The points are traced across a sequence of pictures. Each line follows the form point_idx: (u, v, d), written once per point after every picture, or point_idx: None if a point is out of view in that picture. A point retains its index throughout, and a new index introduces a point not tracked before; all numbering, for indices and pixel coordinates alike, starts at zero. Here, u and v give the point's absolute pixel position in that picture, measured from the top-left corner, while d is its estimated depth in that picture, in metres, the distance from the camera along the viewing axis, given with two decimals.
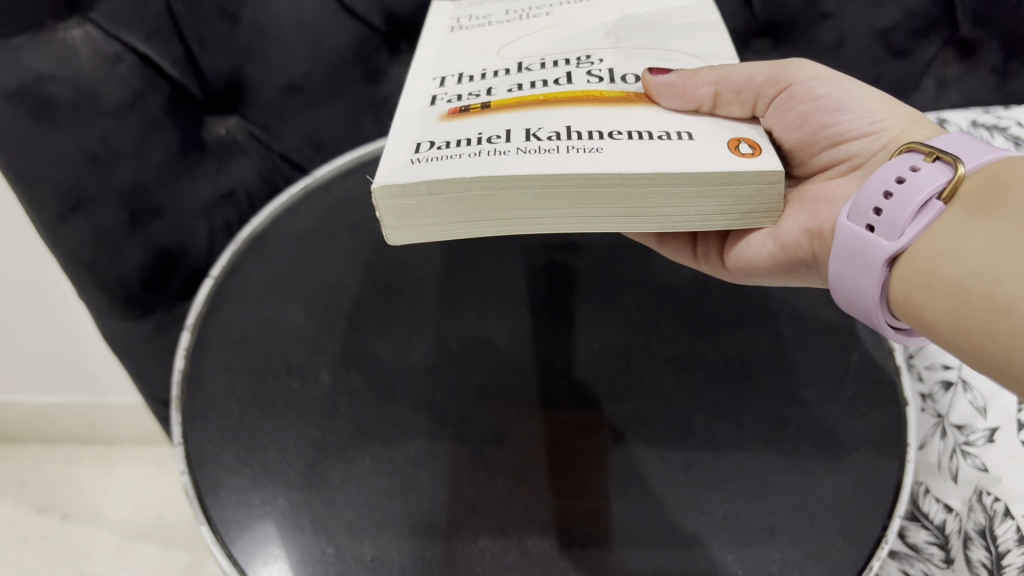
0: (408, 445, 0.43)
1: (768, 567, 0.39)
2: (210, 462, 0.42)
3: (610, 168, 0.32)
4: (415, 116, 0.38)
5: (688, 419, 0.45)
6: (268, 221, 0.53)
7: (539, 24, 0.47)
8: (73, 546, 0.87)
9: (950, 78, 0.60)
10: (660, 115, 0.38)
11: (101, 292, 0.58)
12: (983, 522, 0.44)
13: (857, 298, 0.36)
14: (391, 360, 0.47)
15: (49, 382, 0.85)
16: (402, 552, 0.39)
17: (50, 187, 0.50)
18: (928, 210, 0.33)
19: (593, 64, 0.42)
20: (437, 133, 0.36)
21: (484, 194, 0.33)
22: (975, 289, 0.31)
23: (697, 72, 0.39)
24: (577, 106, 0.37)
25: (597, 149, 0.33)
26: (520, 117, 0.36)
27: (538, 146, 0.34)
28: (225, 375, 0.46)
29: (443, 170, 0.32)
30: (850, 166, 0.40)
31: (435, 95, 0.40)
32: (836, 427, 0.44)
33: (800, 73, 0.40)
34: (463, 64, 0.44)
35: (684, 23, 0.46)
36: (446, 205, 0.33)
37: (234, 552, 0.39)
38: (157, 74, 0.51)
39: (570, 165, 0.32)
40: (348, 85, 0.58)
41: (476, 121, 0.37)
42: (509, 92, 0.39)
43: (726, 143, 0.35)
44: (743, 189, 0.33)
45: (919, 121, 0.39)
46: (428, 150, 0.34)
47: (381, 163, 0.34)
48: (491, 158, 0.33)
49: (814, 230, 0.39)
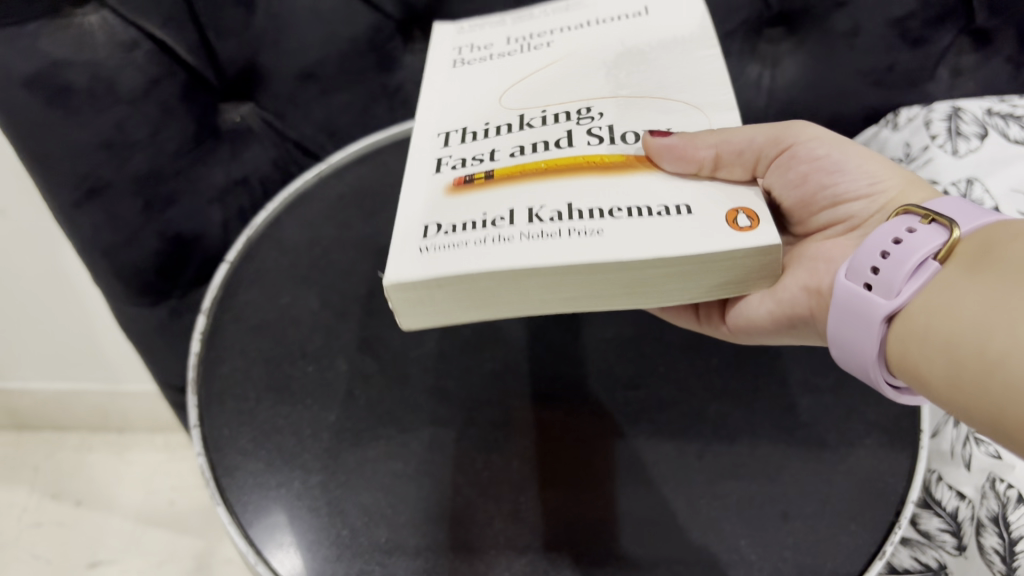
0: (423, 431, 0.43)
1: (781, 552, 0.39)
2: (226, 445, 0.43)
3: (609, 254, 0.32)
4: (420, 191, 0.38)
5: (701, 407, 0.45)
6: (282, 208, 0.53)
7: (539, 60, 0.46)
8: (88, 532, 0.88)
9: (966, 67, 0.59)
10: (662, 183, 0.37)
11: (117, 279, 0.58)
12: (997, 509, 0.44)
13: (856, 355, 0.35)
14: (405, 347, 0.47)
15: (62, 369, 0.85)
16: (418, 536, 0.40)
17: (66, 173, 0.50)
18: (923, 270, 0.33)
19: (593, 120, 0.41)
20: (445, 213, 0.36)
21: (490, 284, 0.33)
22: (967, 343, 0.31)
23: (697, 135, 0.38)
24: (578, 176, 0.37)
25: (597, 232, 0.33)
26: (522, 193, 0.36)
27: (539, 231, 0.33)
28: (241, 359, 0.46)
29: (452, 263, 0.32)
30: (848, 226, 0.40)
31: (440, 159, 0.40)
32: (849, 415, 0.44)
33: (800, 133, 0.40)
34: (465, 118, 0.43)
35: (684, 58, 0.44)
36: (457, 295, 0.33)
37: (249, 534, 0.39)
38: (172, 60, 0.51)
39: (572, 253, 0.32)
40: (362, 75, 0.58)
41: (479, 199, 0.36)
42: (511, 158, 0.39)
43: (725, 212, 0.34)
44: (741, 259, 0.33)
45: (918, 182, 0.39)
46: (436, 236, 0.34)
47: (389, 251, 0.34)
48: (496, 247, 0.33)
49: (813, 288, 0.39)
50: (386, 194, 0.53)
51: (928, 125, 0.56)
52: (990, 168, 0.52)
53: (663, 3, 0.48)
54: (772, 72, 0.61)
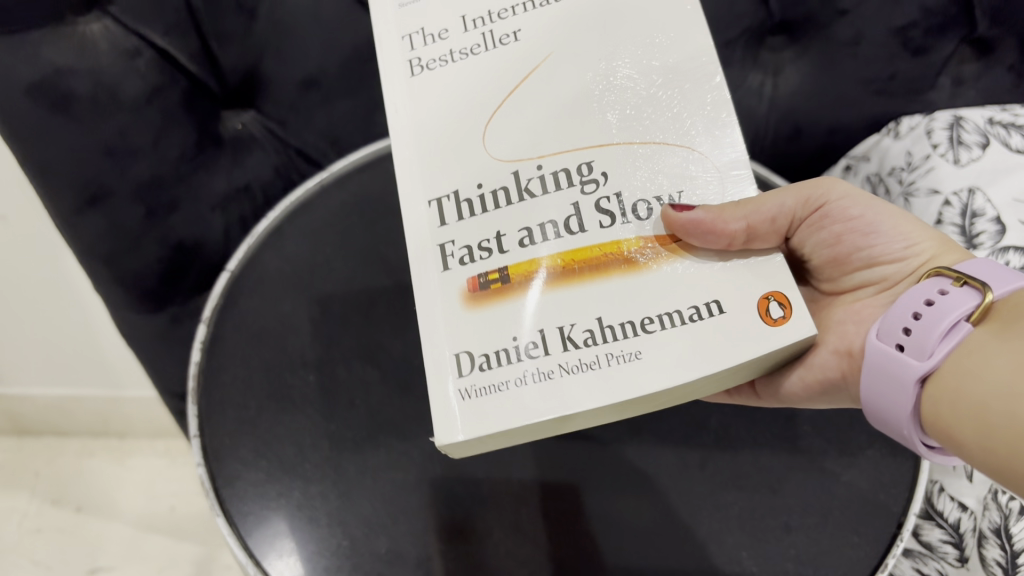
0: (423, 440, 0.43)
1: (782, 563, 0.39)
2: (227, 455, 0.42)
3: (657, 386, 0.32)
4: (437, 302, 0.35)
5: (703, 417, 0.45)
6: (284, 215, 0.52)
7: (513, 70, 0.38)
8: (88, 539, 0.88)
9: (967, 76, 0.59)
10: (694, 273, 0.35)
11: (119, 287, 0.58)
12: (998, 522, 0.44)
13: (890, 420, 0.36)
14: (406, 355, 0.47)
15: (64, 375, 0.85)
16: (418, 546, 0.40)
17: (68, 181, 0.50)
18: (957, 331, 0.33)
19: (596, 174, 0.36)
20: (473, 343, 0.34)
21: (543, 427, 0.33)
22: (999, 407, 0.31)
23: (724, 206, 0.35)
24: (602, 272, 0.35)
25: (636, 355, 0.33)
26: (548, 300, 0.34)
27: (579, 362, 0.33)
28: (242, 369, 0.46)
29: (501, 419, 0.32)
30: (882, 286, 0.40)
31: (441, 248, 0.36)
32: (851, 428, 0.44)
33: (832, 192, 0.40)
34: (442, 168, 0.37)
35: (685, 75, 0.37)
36: (509, 442, 0.33)
37: (249, 544, 0.39)
38: (174, 68, 0.51)
39: (619, 390, 0.32)
40: (363, 82, 0.58)
41: (502, 311, 0.34)
42: (522, 244, 0.35)
43: (756, 304, 0.34)
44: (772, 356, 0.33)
45: (950, 244, 0.39)
46: (474, 379, 0.33)
47: (432, 408, 0.33)
48: (539, 388, 0.32)
49: (843, 350, 0.39)
50: (387, 202, 0.53)
51: (930, 134, 0.55)
52: (991, 177, 0.52)
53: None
54: (774, 81, 0.62)
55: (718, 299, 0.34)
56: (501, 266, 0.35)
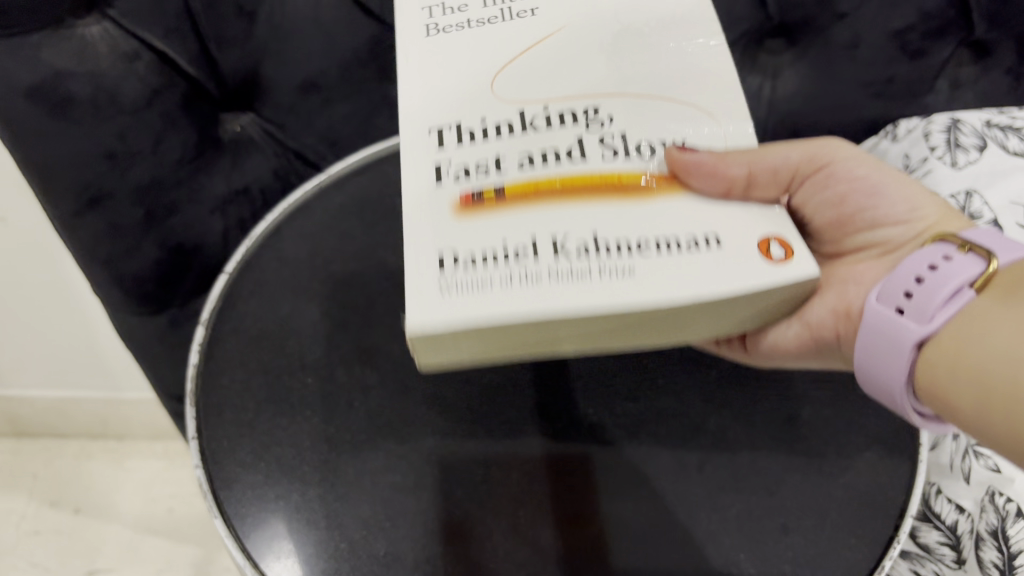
0: (422, 442, 0.43)
1: (780, 566, 0.39)
2: (225, 457, 0.42)
3: (645, 302, 0.32)
4: (427, 207, 0.35)
5: (701, 418, 0.45)
6: (283, 218, 0.52)
7: (526, 34, 0.40)
8: (86, 541, 0.88)
9: (965, 79, 0.59)
10: (692, 208, 0.35)
11: (118, 289, 0.59)
12: (995, 523, 0.44)
13: (881, 383, 0.36)
14: (404, 357, 0.47)
15: (62, 377, 0.85)
16: (416, 548, 0.40)
17: (67, 183, 0.50)
18: (959, 297, 0.34)
19: (601, 120, 0.37)
20: (459, 241, 0.34)
21: (518, 331, 0.32)
22: (999, 375, 0.32)
23: (727, 152, 0.36)
24: (601, 194, 0.35)
25: (629, 270, 0.32)
26: (544, 215, 0.34)
27: (569, 269, 0.32)
28: (241, 371, 0.46)
29: (477, 308, 0.32)
30: (884, 249, 0.41)
31: (438, 166, 0.36)
32: (847, 430, 0.44)
33: (838, 153, 0.42)
34: (449, 106, 0.38)
35: (691, 49, 0.39)
36: (482, 341, 0.33)
37: (248, 547, 0.39)
38: (173, 71, 0.51)
39: (607, 297, 0.32)
40: (362, 84, 0.58)
41: (494, 218, 0.34)
42: (521, 168, 0.36)
43: (757, 242, 0.34)
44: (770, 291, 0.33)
45: (953, 213, 0.40)
46: (455, 271, 0.33)
47: (406, 291, 0.32)
48: (522, 288, 0.32)
49: (842, 311, 0.40)
50: (386, 204, 0.53)
51: (928, 137, 0.55)
52: (988, 180, 0.52)
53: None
54: (772, 84, 0.61)
55: (719, 234, 0.34)
56: (497, 186, 0.35)
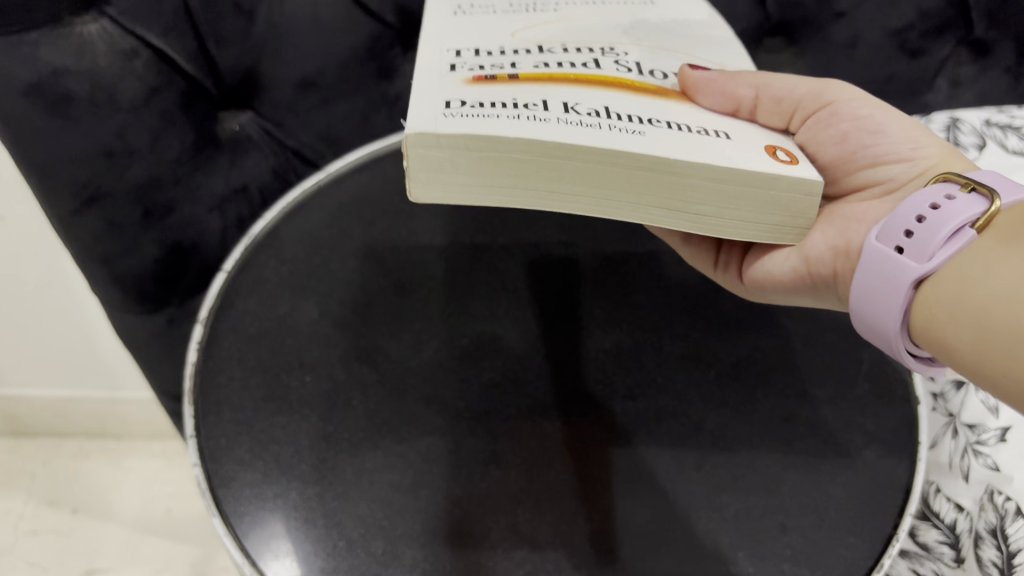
0: (420, 441, 0.43)
1: (778, 565, 0.39)
2: (223, 455, 0.42)
3: (654, 153, 0.32)
4: (438, 75, 0.36)
5: (700, 417, 0.44)
6: (281, 216, 0.52)
7: (544, 18, 0.45)
8: (84, 540, 0.87)
9: (964, 78, 0.60)
10: (700, 112, 0.38)
11: (115, 287, 0.58)
12: (994, 522, 0.44)
13: (877, 325, 0.37)
14: (403, 356, 0.47)
15: (61, 376, 0.85)
16: (414, 547, 0.40)
17: (64, 180, 0.50)
18: (960, 236, 0.34)
19: (619, 55, 0.42)
20: (466, 93, 0.34)
21: (521, 160, 0.32)
22: (999, 314, 0.32)
23: (737, 73, 0.40)
24: (610, 90, 0.37)
25: (639, 132, 0.33)
26: (556, 91, 0.35)
27: (579, 120, 0.33)
28: (239, 368, 0.46)
29: (481, 127, 0.31)
30: (885, 188, 0.42)
31: (453, 63, 0.38)
32: (845, 429, 0.44)
33: (842, 92, 0.42)
34: (473, 41, 0.42)
35: (701, 38, 0.46)
36: (478, 162, 0.32)
37: (246, 545, 0.39)
38: (172, 69, 0.51)
39: (616, 143, 0.32)
40: (362, 83, 0.58)
41: (503, 87, 0.35)
42: (536, 68, 0.38)
43: (764, 147, 0.36)
44: (777, 193, 0.34)
45: (958, 154, 0.41)
46: (460, 107, 0.33)
47: (409, 112, 0.32)
48: (530, 123, 0.32)
49: (841, 247, 0.40)
50: (385, 203, 0.53)
51: None
52: None
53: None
54: None
55: (723, 133, 0.36)
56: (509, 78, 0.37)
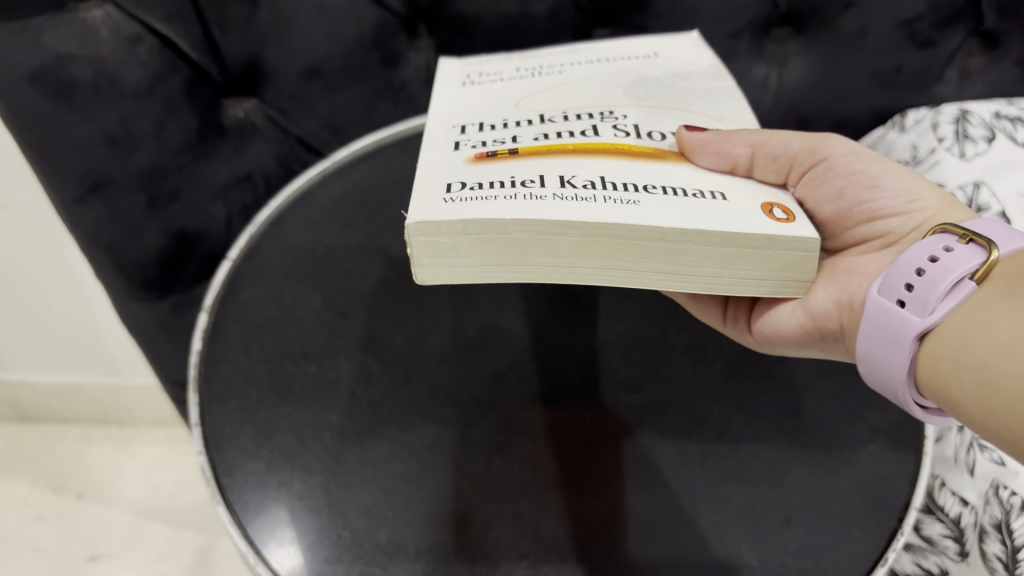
0: (424, 431, 0.43)
1: (782, 558, 0.39)
2: (228, 444, 0.42)
3: (650, 223, 0.31)
4: (441, 157, 0.37)
5: (706, 409, 0.44)
6: (285, 205, 0.52)
7: (552, 80, 0.46)
8: (89, 524, 0.88)
9: (974, 70, 0.59)
10: (698, 175, 0.38)
11: (120, 273, 0.59)
12: (999, 517, 0.44)
13: (885, 376, 0.36)
14: (408, 346, 0.47)
15: (65, 362, 0.85)
16: (418, 537, 0.40)
17: (68, 166, 0.50)
18: (960, 289, 0.33)
19: (617, 119, 0.42)
20: (466, 175, 0.35)
21: (519, 238, 0.32)
22: (1000, 370, 0.31)
23: (733, 132, 0.39)
24: (607, 157, 0.37)
25: (634, 202, 0.33)
26: (553, 164, 0.36)
27: (574, 194, 0.33)
28: (242, 357, 0.46)
29: (478, 211, 0.31)
30: (884, 242, 0.41)
31: (457, 141, 0.39)
32: (852, 421, 0.44)
33: (837, 147, 0.41)
34: (478, 113, 0.43)
35: (703, 90, 0.46)
36: (480, 244, 0.32)
37: (250, 533, 0.39)
38: (175, 56, 0.51)
39: (611, 215, 0.31)
40: (367, 71, 0.57)
41: (501, 164, 0.36)
42: (535, 140, 0.39)
43: (761, 206, 0.35)
44: (777, 253, 0.33)
45: (953, 204, 0.40)
46: (460, 189, 0.33)
47: (411, 200, 0.32)
48: (526, 201, 0.32)
49: (845, 303, 0.40)
50: (390, 193, 0.53)
51: (936, 127, 0.56)
52: (996, 172, 0.52)
53: (672, 46, 0.50)
54: (780, 72, 0.60)
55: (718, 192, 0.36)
56: (510, 154, 0.37)
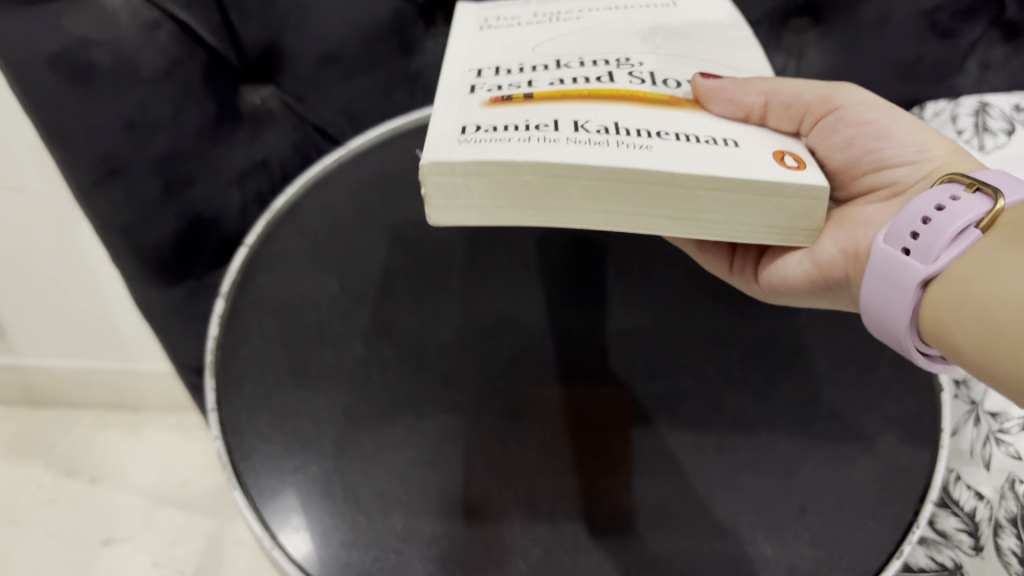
0: (439, 417, 0.43)
1: (798, 547, 0.39)
2: (244, 428, 0.42)
3: (660, 167, 0.31)
4: (455, 97, 0.37)
5: (721, 399, 0.44)
6: (302, 191, 0.52)
7: (570, 28, 0.46)
8: (101, 508, 0.88)
9: (994, 60, 0.59)
10: (710, 120, 0.37)
11: (137, 259, 0.59)
12: (1015, 511, 0.44)
13: (885, 324, 0.36)
14: (423, 332, 0.46)
15: (79, 347, 0.86)
16: (432, 521, 0.40)
17: (88, 150, 0.50)
18: (965, 237, 0.33)
19: (633, 66, 0.42)
20: (481, 117, 0.35)
21: (532, 181, 0.32)
22: (1010, 314, 0.31)
23: (749, 80, 0.39)
24: (620, 103, 0.37)
25: (647, 147, 0.33)
26: (567, 109, 0.36)
27: (586, 138, 0.33)
28: (259, 341, 0.46)
29: (492, 152, 0.31)
30: (891, 192, 0.41)
31: (473, 84, 0.39)
32: (867, 411, 0.44)
33: (850, 96, 0.41)
34: (495, 59, 0.42)
35: (721, 40, 0.45)
36: (492, 187, 0.32)
37: (264, 516, 0.39)
38: (193, 41, 0.51)
39: (622, 158, 0.31)
40: (384, 58, 0.57)
41: (515, 106, 0.36)
42: (550, 85, 0.39)
43: (771, 154, 0.35)
44: (785, 200, 0.33)
45: (964, 153, 0.40)
46: (475, 132, 0.33)
47: (427, 140, 0.32)
48: (539, 145, 0.32)
49: (850, 251, 0.40)
50: (404, 178, 0.53)
51: (955, 120, 0.56)
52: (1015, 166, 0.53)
53: None
54: (797, 62, 0.60)
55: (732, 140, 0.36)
56: (524, 98, 0.37)
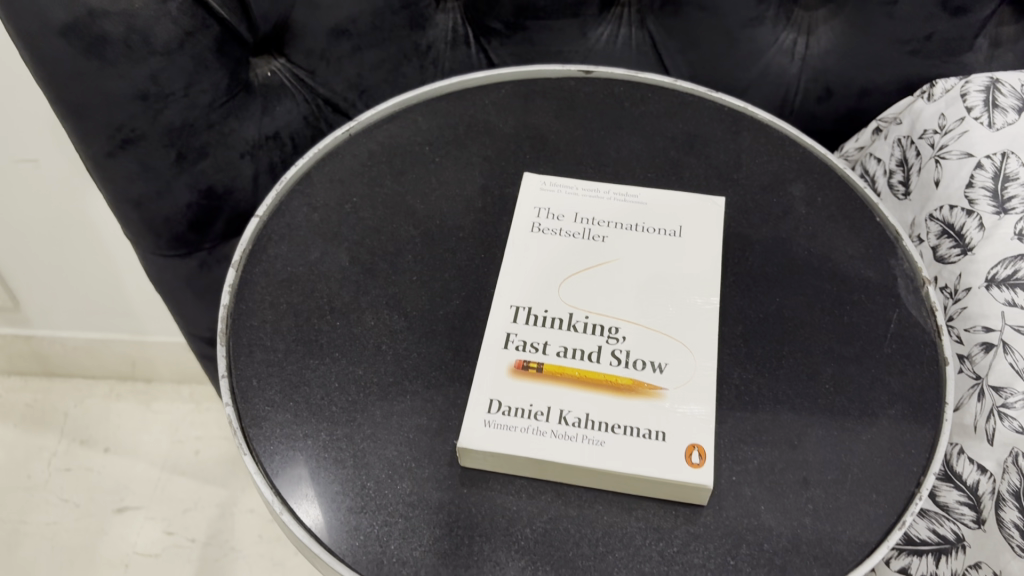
0: (449, 388, 0.44)
1: (800, 518, 0.40)
2: (254, 396, 0.43)
3: (588, 452, 0.39)
4: (526, 250, 0.48)
5: (726, 371, 0.45)
6: (312, 163, 0.53)
7: (592, 252, 0.48)
8: (114, 477, 0.90)
9: (1006, 37, 0.59)
10: (656, 410, 0.41)
11: (150, 231, 0.59)
12: (1018, 484, 0.44)
13: None
14: (432, 304, 0.47)
15: (93, 318, 0.87)
16: (439, 488, 0.40)
17: (101, 122, 0.51)
18: None
19: (619, 341, 0.43)
20: (504, 393, 0.41)
21: (538, 466, 0.40)
22: None
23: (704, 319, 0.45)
24: (594, 390, 0.41)
25: (599, 441, 0.40)
26: (563, 397, 0.41)
27: (565, 432, 0.40)
28: (271, 312, 0.46)
29: (505, 441, 0.40)
30: None
31: (512, 334, 0.44)
32: (872, 386, 0.44)
33: None
34: (535, 284, 0.46)
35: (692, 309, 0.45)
36: (499, 462, 0.40)
37: (275, 483, 0.41)
38: (207, 14, 0.51)
39: (574, 454, 0.39)
40: (394, 32, 0.59)
41: (553, 300, 0.45)
42: (566, 349, 0.43)
43: (683, 448, 0.39)
44: (681, 486, 0.39)
45: None
46: (501, 414, 0.41)
47: (477, 372, 0.42)
48: (529, 437, 0.40)
49: None
50: (414, 153, 0.54)
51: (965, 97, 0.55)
52: None
53: (697, 219, 0.49)
54: (805, 40, 0.61)
55: (663, 432, 0.40)
56: (549, 326, 0.44)
